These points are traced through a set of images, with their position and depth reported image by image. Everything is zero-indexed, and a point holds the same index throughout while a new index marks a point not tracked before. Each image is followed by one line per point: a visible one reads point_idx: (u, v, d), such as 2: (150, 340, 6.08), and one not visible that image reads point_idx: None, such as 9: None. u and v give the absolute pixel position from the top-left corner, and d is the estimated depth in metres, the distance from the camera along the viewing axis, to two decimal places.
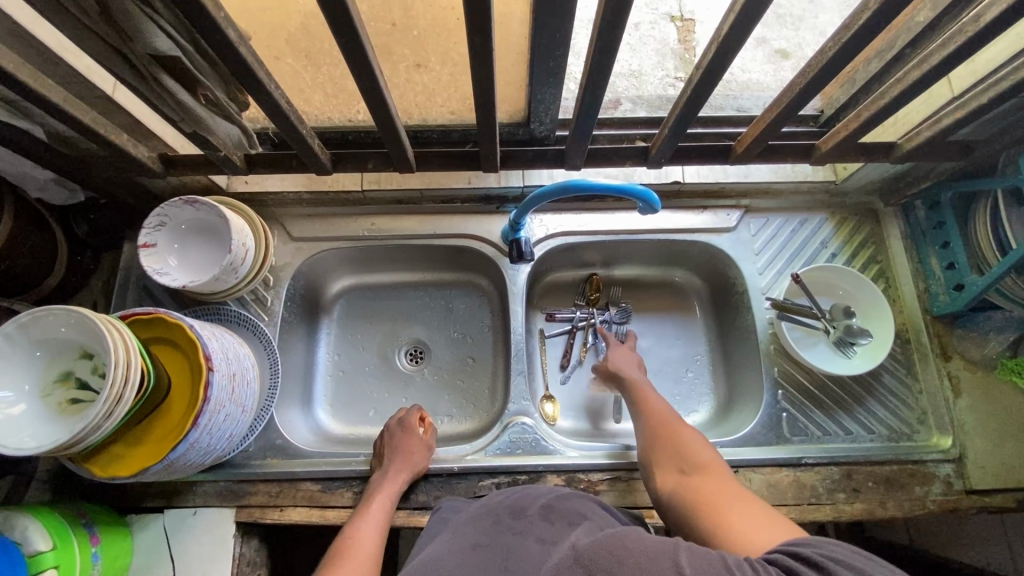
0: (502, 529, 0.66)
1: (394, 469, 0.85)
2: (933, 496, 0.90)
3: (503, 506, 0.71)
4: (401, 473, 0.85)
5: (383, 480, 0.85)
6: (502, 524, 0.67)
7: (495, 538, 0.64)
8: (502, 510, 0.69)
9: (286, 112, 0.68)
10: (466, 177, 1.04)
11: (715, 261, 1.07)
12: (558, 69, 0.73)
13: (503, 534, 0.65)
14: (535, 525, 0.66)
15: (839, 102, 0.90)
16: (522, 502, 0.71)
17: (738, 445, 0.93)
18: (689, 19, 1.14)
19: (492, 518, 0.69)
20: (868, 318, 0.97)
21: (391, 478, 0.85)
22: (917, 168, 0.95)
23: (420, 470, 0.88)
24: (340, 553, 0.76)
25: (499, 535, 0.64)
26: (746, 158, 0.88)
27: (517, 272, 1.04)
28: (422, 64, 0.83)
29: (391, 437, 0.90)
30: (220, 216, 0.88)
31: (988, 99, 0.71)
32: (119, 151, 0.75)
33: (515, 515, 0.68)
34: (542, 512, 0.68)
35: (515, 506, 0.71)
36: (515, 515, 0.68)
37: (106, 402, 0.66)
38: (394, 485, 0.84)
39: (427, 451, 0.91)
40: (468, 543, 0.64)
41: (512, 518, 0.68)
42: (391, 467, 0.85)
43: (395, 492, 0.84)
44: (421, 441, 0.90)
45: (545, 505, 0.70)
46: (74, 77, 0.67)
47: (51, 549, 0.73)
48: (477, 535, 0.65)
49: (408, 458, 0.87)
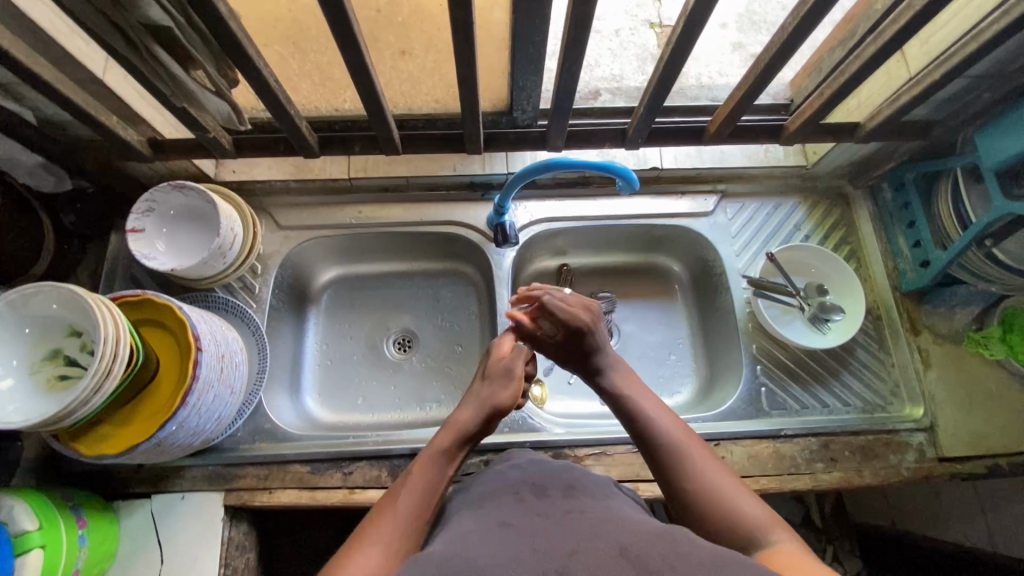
0: (526, 509, 0.55)
1: (466, 405, 0.74)
2: (908, 464, 0.93)
3: (522, 485, 0.62)
4: (470, 408, 0.73)
5: (451, 420, 0.72)
6: (527, 504, 0.57)
7: (524, 518, 0.53)
8: (523, 490, 0.60)
9: (273, 88, 0.71)
10: (452, 164, 1.07)
11: (695, 246, 1.10)
12: (538, 56, 0.75)
13: (529, 514, 0.54)
14: (561, 504, 0.56)
15: (805, 89, 0.94)
16: (543, 481, 0.62)
17: (719, 419, 0.96)
18: (667, 25, 1.17)
19: (513, 498, 0.59)
20: (841, 295, 1.01)
21: (458, 417, 0.72)
22: (882, 150, 1.00)
23: (500, 408, 0.75)
24: (389, 503, 0.62)
25: (527, 515, 0.54)
26: (719, 138, 0.94)
27: (502, 256, 1.06)
28: (407, 51, 0.86)
29: (493, 366, 0.80)
30: (209, 201, 0.90)
31: (939, 76, 0.76)
32: (108, 133, 0.78)
33: (540, 494, 0.59)
34: (564, 491, 0.60)
35: (538, 486, 0.61)
36: (538, 495, 0.59)
37: (95, 375, 0.66)
38: (457, 428, 0.71)
39: (514, 386, 0.77)
40: (496, 522, 0.53)
41: (536, 497, 0.58)
42: (463, 410, 0.74)
43: (461, 432, 0.70)
44: (505, 369, 0.79)
45: (568, 486, 0.61)
46: (66, 58, 0.69)
47: (38, 529, 0.73)
48: (503, 515, 0.54)
49: (486, 391, 0.76)
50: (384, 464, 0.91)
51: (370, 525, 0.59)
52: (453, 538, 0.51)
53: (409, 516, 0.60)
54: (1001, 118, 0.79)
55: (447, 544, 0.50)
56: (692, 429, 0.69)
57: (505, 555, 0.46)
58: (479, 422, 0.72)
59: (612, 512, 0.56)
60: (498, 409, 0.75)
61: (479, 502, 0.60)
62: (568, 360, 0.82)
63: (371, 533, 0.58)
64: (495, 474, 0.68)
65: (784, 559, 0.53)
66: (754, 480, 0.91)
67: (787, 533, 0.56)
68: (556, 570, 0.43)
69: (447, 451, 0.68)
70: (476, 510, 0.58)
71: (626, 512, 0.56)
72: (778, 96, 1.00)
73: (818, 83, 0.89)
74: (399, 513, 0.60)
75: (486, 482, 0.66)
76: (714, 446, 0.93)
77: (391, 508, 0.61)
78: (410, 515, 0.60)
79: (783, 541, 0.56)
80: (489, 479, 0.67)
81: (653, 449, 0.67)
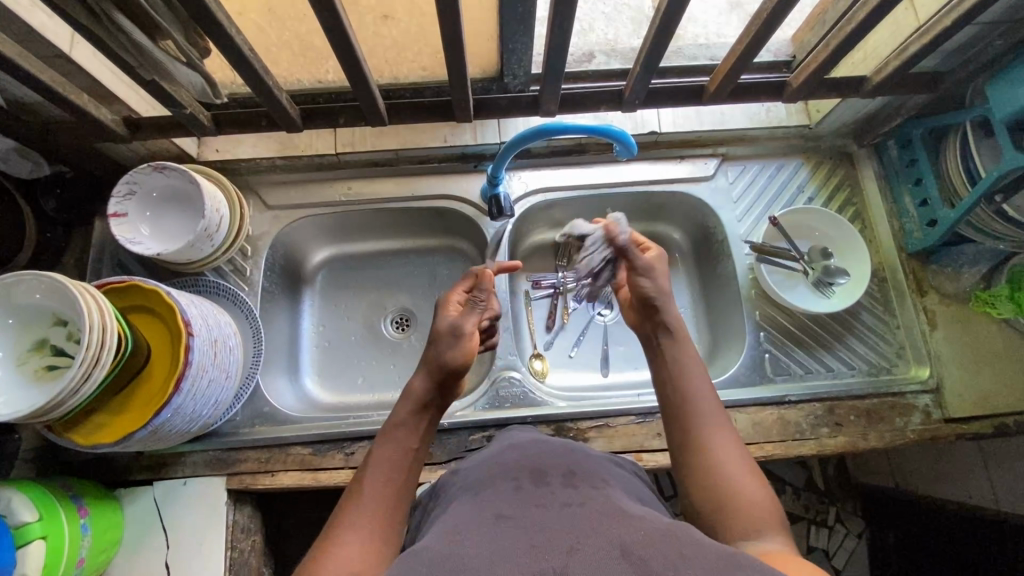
0: (525, 499, 0.54)
1: (418, 371, 0.70)
2: (914, 427, 0.92)
3: (521, 469, 0.61)
4: (421, 373, 0.70)
5: (405, 390, 0.69)
6: (525, 492, 0.55)
7: (520, 510, 0.52)
8: (520, 475, 0.59)
9: (248, 58, 0.67)
10: (442, 135, 1.03)
11: (695, 212, 1.07)
12: (527, 16, 0.71)
13: (527, 505, 0.53)
14: (562, 494, 0.54)
15: (808, 42, 0.90)
16: (542, 464, 0.61)
17: (723, 388, 0.95)
18: None
19: (512, 483, 0.57)
20: (845, 257, 0.99)
21: (410, 386, 0.69)
22: (889, 104, 0.96)
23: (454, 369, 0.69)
24: (357, 489, 0.61)
25: (524, 506, 0.52)
26: (718, 97, 0.90)
27: (497, 230, 1.03)
28: (389, 14, 0.81)
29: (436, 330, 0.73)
30: (192, 181, 0.87)
31: (950, 22, 0.72)
32: (79, 113, 0.74)
33: (538, 481, 0.57)
34: (564, 478, 0.58)
35: (537, 471, 0.60)
36: (537, 481, 0.57)
37: (83, 365, 0.64)
38: (414, 398, 0.68)
39: (460, 338, 0.71)
40: (490, 514, 0.52)
41: (534, 485, 0.56)
42: (417, 376, 0.70)
43: (416, 400, 0.68)
44: (452, 328, 0.72)
45: (568, 471, 0.59)
46: (28, 33, 0.66)
47: (38, 520, 0.72)
48: (500, 505, 0.53)
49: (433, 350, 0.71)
50: None
51: (342, 513, 0.58)
52: (449, 529, 0.50)
53: (381, 499, 0.59)
54: (1016, 67, 0.75)
55: (443, 534, 0.48)
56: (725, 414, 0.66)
57: (502, 548, 0.45)
58: (432, 388, 0.68)
59: (614, 502, 0.54)
60: (450, 367, 0.69)
61: (476, 489, 0.59)
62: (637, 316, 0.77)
63: (342, 523, 0.57)
64: (494, 454, 0.67)
65: (777, 555, 0.51)
66: (758, 447, 0.90)
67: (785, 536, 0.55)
68: (556, 569, 0.42)
69: (405, 422, 0.66)
70: (474, 496, 0.57)
71: (627, 502, 0.55)
72: (780, 52, 0.96)
73: (822, 37, 0.85)
74: (369, 497, 0.59)
75: (482, 464, 0.65)
76: None
77: (360, 495, 0.60)
78: (380, 498, 0.59)
79: (779, 541, 0.54)
80: (487, 459, 0.66)
81: (679, 420, 0.66)
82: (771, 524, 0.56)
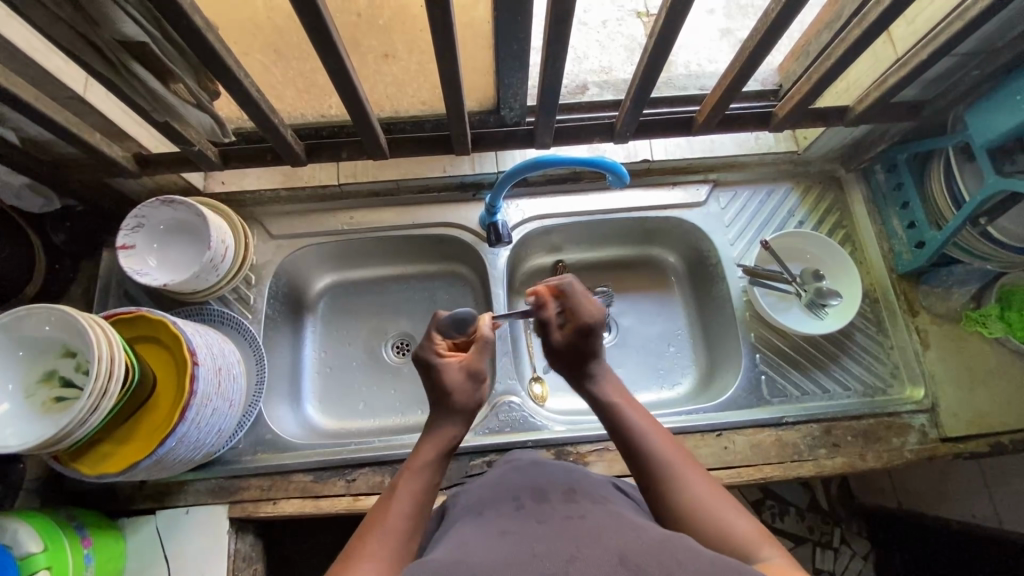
0: (528, 515, 0.55)
1: (442, 420, 0.71)
2: (911, 446, 0.93)
3: (522, 489, 0.62)
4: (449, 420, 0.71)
5: (433, 431, 0.70)
6: (525, 509, 0.57)
7: (522, 525, 0.53)
8: (522, 495, 0.60)
9: (254, 97, 0.70)
10: (442, 165, 1.06)
11: (690, 236, 1.09)
12: (522, 53, 0.74)
13: (529, 520, 0.54)
14: (561, 509, 0.56)
15: (793, 72, 0.94)
16: (543, 484, 0.62)
17: (720, 410, 0.95)
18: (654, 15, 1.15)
19: (512, 503, 0.58)
20: (837, 279, 1.01)
21: (437, 433, 0.70)
22: (873, 132, 0.99)
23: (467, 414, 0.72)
24: (371, 520, 0.60)
25: (525, 521, 0.53)
26: (708, 127, 0.93)
27: (496, 256, 1.06)
28: (390, 54, 0.86)
29: (444, 380, 0.72)
30: (199, 215, 0.90)
31: (926, 56, 0.76)
32: (92, 150, 0.77)
33: (539, 499, 0.58)
34: (564, 495, 0.59)
35: (538, 490, 0.61)
36: (536, 500, 0.58)
37: (91, 396, 0.66)
38: (440, 438, 0.69)
39: (472, 387, 0.72)
40: (494, 531, 0.53)
41: (535, 503, 0.57)
42: (439, 420, 0.71)
43: (446, 443, 0.69)
44: (467, 372, 0.72)
45: (568, 489, 0.60)
46: (45, 76, 0.70)
47: (43, 550, 0.73)
48: (503, 522, 0.54)
49: (445, 398, 0.71)
50: (387, 470, 0.91)
51: (364, 539, 0.58)
52: (451, 548, 0.51)
53: (406, 534, 0.59)
54: (991, 97, 0.78)
55: (445, 553, 0.49)
56: (682, 445, 0.67)
57: (502, 561, 0.46)
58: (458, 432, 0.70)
59: (614, 516, 0.55)
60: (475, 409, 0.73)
61: (479, 509, 0.60)
62: (559, 360, 0.77)
63: (364, 548, 0.57)
64: (495, 476, 0.68)
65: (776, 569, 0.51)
66: (757, 469, 0.91)
67: (777, 551, 0.54)
68: None
69: (435, 464, 0.67)
70: (475, 517, 0.58)
71: (628, 516, 0.56)
72: (766, 81, 1.00)
73: (806, 68, 0.89)
74: (393, 529, 0.59)
75: (481, 488, 0.66)
76: (716, 437, 0.93)
77: (381, 523, 0.59)
78: (403, 532, 0.59)
79: (775, 557, 0.53)
80: (490, 481, 0.67)
81: (643, 465, 0.65)
82: (762, 543, 0.55)
